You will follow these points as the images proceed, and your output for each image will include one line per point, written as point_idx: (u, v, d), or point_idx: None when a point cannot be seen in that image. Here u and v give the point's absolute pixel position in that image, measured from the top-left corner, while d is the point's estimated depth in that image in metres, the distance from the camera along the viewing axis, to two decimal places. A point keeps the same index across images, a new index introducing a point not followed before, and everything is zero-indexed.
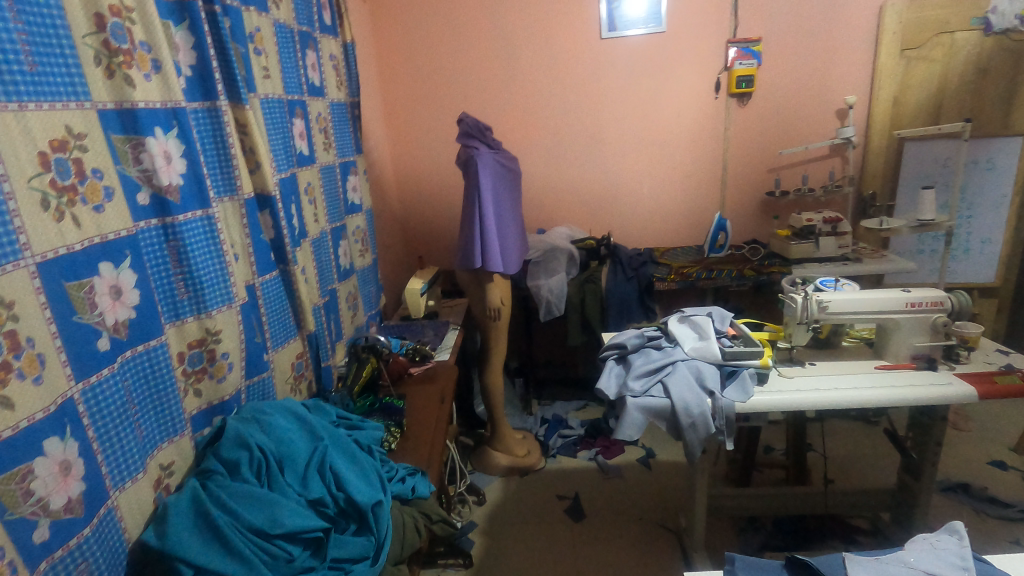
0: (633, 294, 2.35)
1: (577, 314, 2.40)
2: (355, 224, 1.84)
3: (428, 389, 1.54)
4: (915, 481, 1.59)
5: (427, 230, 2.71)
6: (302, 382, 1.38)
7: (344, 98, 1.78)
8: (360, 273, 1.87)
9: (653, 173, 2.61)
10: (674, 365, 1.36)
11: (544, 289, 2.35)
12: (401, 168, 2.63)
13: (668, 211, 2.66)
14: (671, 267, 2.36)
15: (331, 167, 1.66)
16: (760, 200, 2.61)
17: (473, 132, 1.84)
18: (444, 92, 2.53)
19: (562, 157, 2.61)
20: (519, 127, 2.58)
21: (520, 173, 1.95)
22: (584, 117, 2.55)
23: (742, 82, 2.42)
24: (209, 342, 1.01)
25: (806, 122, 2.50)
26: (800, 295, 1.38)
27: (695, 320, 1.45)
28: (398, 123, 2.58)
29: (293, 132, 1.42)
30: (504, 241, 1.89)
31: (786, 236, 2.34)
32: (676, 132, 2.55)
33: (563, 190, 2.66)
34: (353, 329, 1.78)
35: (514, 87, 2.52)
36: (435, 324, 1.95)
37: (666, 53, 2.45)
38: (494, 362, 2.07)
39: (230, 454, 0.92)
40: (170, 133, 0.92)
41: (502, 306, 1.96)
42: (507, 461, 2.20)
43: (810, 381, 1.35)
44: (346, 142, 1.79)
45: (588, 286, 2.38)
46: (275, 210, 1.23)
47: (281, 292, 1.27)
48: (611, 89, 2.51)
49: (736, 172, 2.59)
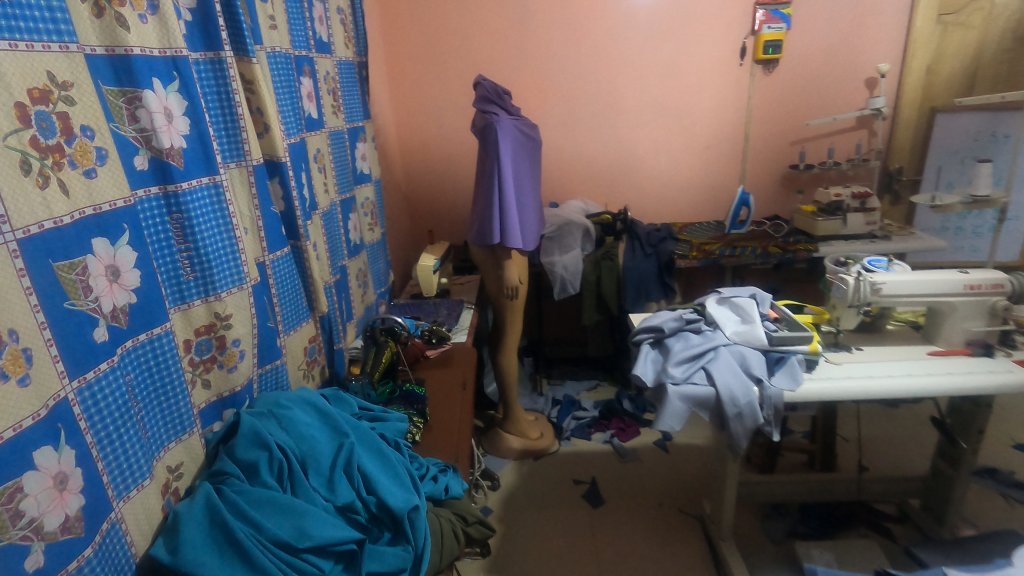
0: (652, 272, 2.23)
1: (593, 292, 2.30)
2: (363, 195, 1.71)
3: (447, 374, 1.45)
4: (953, 469, 1.54)
5: (434, 203, 2.57)
6: (315, 369, 1.27)
7: (352, 57, 1.64)
8: (369, 249, 1.75)
9: (671, 145, 2.49)
10: (715, 350, 1.27)
11: (558, 266, 2.26)
12: (406, 136, 2.49)
13: (686, 185, 2.55)
14: (691, 244, 2.25)
15: (339, 132, 1.52)
16: (782, 174, 2.50)
17: (492, 97, 1.70)
18: (452, 54, 2.37)
19: (577, 126, 2.47)
20: (531, 93, 2.43)
21: (540, 142, 1.81)
22: (600, 83, 2.41)
23: (769, 48, 2.29)
24: (218, 328, 0.90)
25: (833, 92, 2.38)
26: (852, 277, 1.29)
27: (736, 302, 1.36)
28: (403, 88, 2.42)
29: (301, 92, 1.28)
30: (523, 216, 1.77)
31: (812, 212, 2.24)
32: (698, 101, 2.42)
33: (577, 162, 2.53)
34: (363, 308, 1.66)
35: (527, 50, 2.36)
36: (449, 303, 1.83)
37: (689, 16, 2.31)
38: (508, 341, 1.98)
39: (247, 455, 0.83)
40: (171, 87, 0.78)
41: (519, 285, 1.84)
42: (520, 445, 2.13)
43: (859, 369, 1.26)
44: (355, 106, 1.65)
45: (604, 263, 2.28)
46: (285, 178, 1.10)
47: (293, 270, 1.16)
48: (631, 54, 2.37)
49: (759, 145, 2.47)
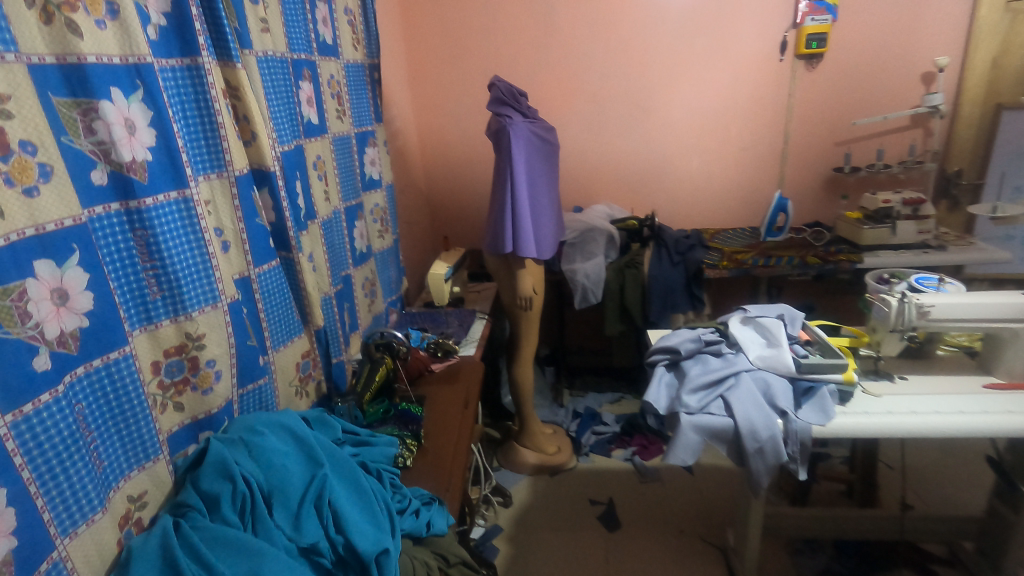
0: (679, 281, 2.10)
1: (616, 301, 2.19)
2: (373, 201, 1.66)
3: (449, 391, 1.39)
4: (1013, 512, 1.37)
5: (454, 207, 2.52)
6: (309, 384, 1.23)
7: (361, 59, 1.59)
8: (378, 257, 1.70)
9: (703, 146, 2.35)
10: (736, 376, 1.16)
11: (580, 273, 2.15)
12: (427, 139, 2.44)
13: (720, 188, 2.40)
14: (723, 252, 2.12)
15: (345, 138, 1.48)
16: (826, 177, 2.33)
17: (507, 99, 1.62)
18: (474, 54, 2.30)
19: (603, 127, 2.37)
20: (555, 93, 2.34)
21: (558, 146, 1.72)
22: (628, 82, 2.29)
23: (813, 41, 2.12)
24: (189, 349, 0.85)
25: (884, 89, 2.19)
26: (895, 297, 1.15)
27: (762, 322, 1.24)
28: (424, 89, 2.37)
29: (299, 97, 1.23)
30: (538, 223, 1.69)
31: (857, 219, 2.07)
32: (733, 99, 2.28)
33: (603, 164, 2.42)
34: (369, 318, 1.62)
35: (551, 48, 2.27)
36: (460, 313, 1.79)
37: (725, 9, 2.17)
38: (524, 352, 1.90)
39: (211, 486, 0.78)
40: (134, 96, 0.74)
41: (534, 295, 1.76)
42: (536, 460, 2.05)
43: (902, 402, 1.12)
44: (364, 110, 1.60)
45: (628, 271, 2.17)
46: (274, 188, 1.06)
47: (284, 283, 1.12)
48: (661, 51, 2.25)
49: (800, 146, 2.30)
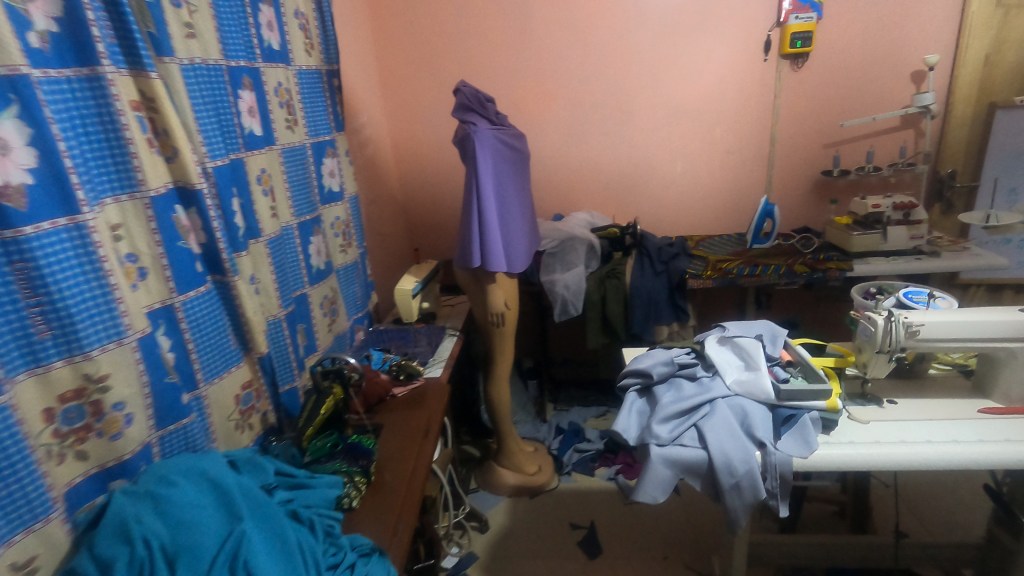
0: (662, 292, 2.01)
1: (597, 313, 2.10)
2: (333, 215, 1.58)
3: (408, 417, 1.30)
4: (1014, 540, 1.28)
5: (431, 216, 2.43)
6: (252, 417, 1.14)
7: (317, 65, 1.50)
8: (340, 273, 1.61)
9: (687, 150, 2.27)
10: (712, 403, 1.07)
11: (559, 284, 2.07)
12: (401, 146, 2.35)
13: (705, 193, 2.32)
14: (707, 260, 2.03)
15: (298, 149, 1.39)
16: (814, 180, 2.24)
17: (472, 105, 1.54)
18: (447, 57, 2.22)
19: (583, 132, 2.28)
20: (533, 98, 2.25)
21: (528, 154, 1.64)
22: (607, 85, 2.21)
23: (797, 40, 2.04)
24: (91, 392, 0.77)
25: (873, 88, 2.11)
26: (882, 315, 1.06)
27: (739, 343, 1.15)
28: (396, 95, 2.28)
29: (238, 107, 1.14)
30: (508, 235, 1.60)
31: (847, 224, 1.98)
32: (717, 102, 2.19)
33: (584, 171, 2.34)
34: (330, 339, 1.53)
35: (527, 50, 2.19)
36: (429, 330, 1.70)
37: (705, 8, 2.09)
38: (498, 369, 1.81)
39: (105, 550, 0.70)
40: (6, 113, 0.66)
41: (507, 311, 1.67)
42: (515, 480, 1.95)
43: (890, 430, 1.03)
44: (321, 119, 1.51)
45: (609, 281, 2.08)
46: (202, 208, 0.97)
47: (217, 309, 1.04)
48: (641, 52, 2.16)
49: (787, 149, 2.22)
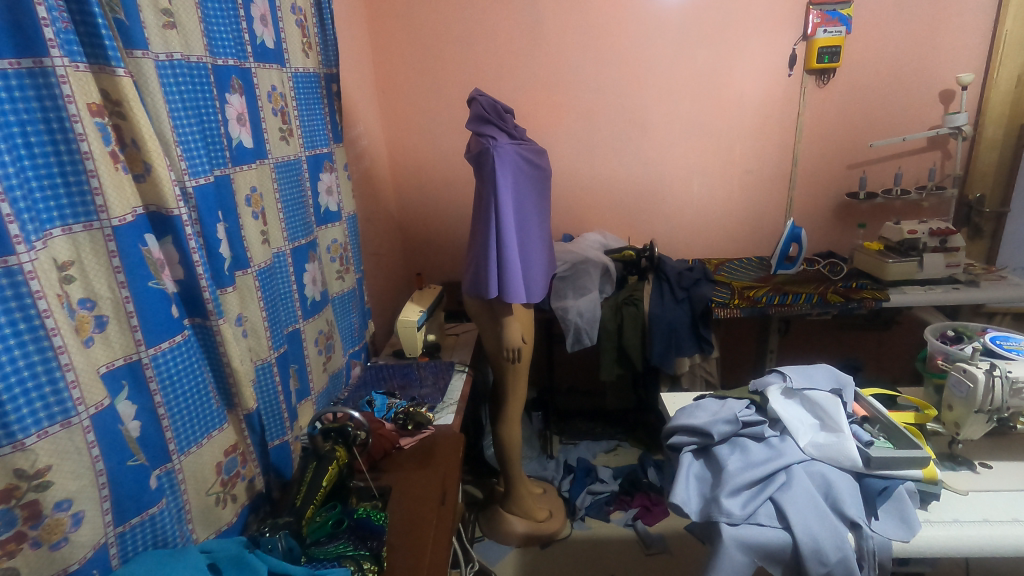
0: (684, 321, 1.86)
1: (613, 343, 1.95)
2: (329, 237, 1.39)
3: (420, 478, 1.12)
4: None
5: (430, 234, 2.25)
6: (236, 487, 0.94)
7: (315, 68, 1.32)
8: (335, 302, 1.43)
9: (705, 168, 2.14)
10: (788, 471, 0.91)
11: (572, 311, 1.90)
12: (398, 158, 2.17)
13: (722, 214, 2.19)
14: (732, 287, 1.89)
15: (293, 163, 1.20)
16: (837, 202, 2.13)
17: (489, 116, 1.37)
18: (451, 64, 2.06)
19: (595, 147, 2.13)
20: (542, 110, 2.10)
21: (549, 171, 1.47)
22: (622, 98, 2.07)
23: (825, 55, 1.93)
24: (25, 491, 0.58)
25: (900, 107, 2.01)
26: (982, 371, 0.93)
27: (809, 397, 1.00)
28: (394, 103, 2.11)
29: (224, 114, 0.96)
30: (526, 261, 1.43)
31: (878, 250, 1.86)
32: (738, 118, 2.07)
33: (595, 188, 2.19)
34: (325, 380, 1.34)
35: (538, 59, 2.04)
36: (435, 367, 1.52)
37: (729, 18, 1.96)
38: (509, 409, 1.63)
39: None
40: None
41: (523, 346, 1.49)
42: (525, 528, 1.77)
43: (996, 505, 0.88)
44: (319, 129, 1.33)
45: (626, 309, 1.92)
46: (179, 236, 0.79)
47: (198, 358, 0.84)
48: (659, 63, 2.03)
49: (810, 169, 2.10)
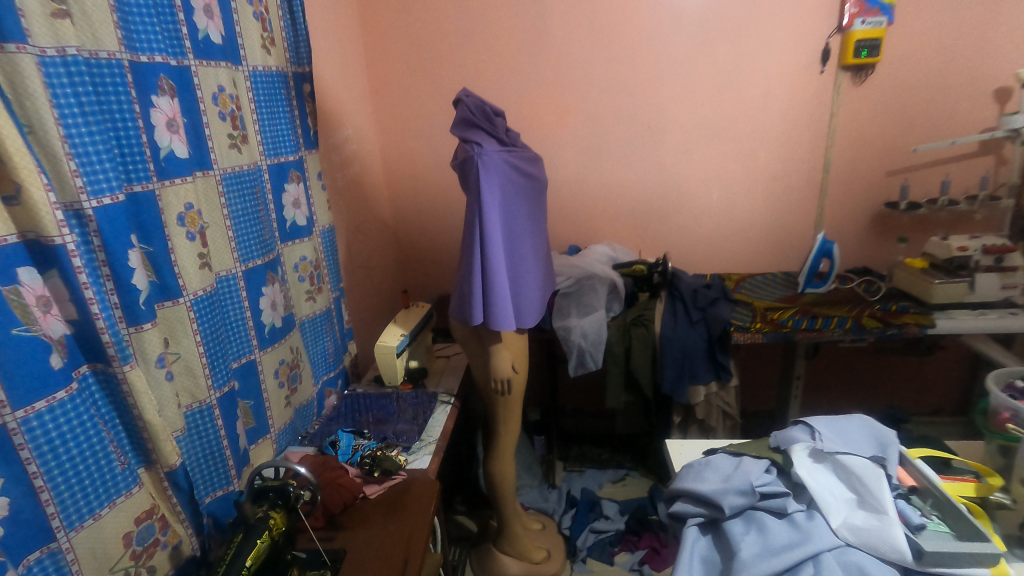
0: (699, 345, 1.68)
1: (620, 368, 1.77)
2: (297, 254, 1.25)
3: (382, 536, 0.97)
4: None
5: (427, 244, 2.11)
6: (155, 557, 0.80)
7: (279, 65, 1.18)
8: (304, 326, 1.29)
9: (725, 175, 1.95)
10: (816, 559, 0.73)
11: (575, 332, 1.73)
12: (393, 164, 2.03)
13: (744, 225, 1.99)
14: (754, 308, 1.70)
15: (248, 173, 1.06)
16: (874, 213, 1.92)
17: (476, 120, 1.21)
18: (448, 62, 1.90)
19: (604, 152, 1.96)
20: (547, 111, 1.93)
21: (545, 181, 1.31)
22: (635, 98, 1.89)
23: (862, 49, 1.72)
24: None
25: (948, 107, 1.79)
26: None
27: (843, 462, 0.82)
28: (388, 105, 1.97)
29: (149, 120, 0.82)
30: (517, 283, 1.27)
31: (923, 269, 1.65)
32: (763, 120, 1.88)
33: (604, 196, 2.01)
34: (288, 415, 1.20)
35: (542, 56, 1.87)
36: (417, 398, 1.37)
37: (754, 9, 1.77)
38: (500, 443, 1.46)
39: None
40: None
41: (514, 377, 1.33)
42: (519, 570, 1.60)
43: None
44: (283, 134, 1.19)
45: (635, 330, 1.74)
46: (66, 268, 0.66)
47: (91, 413, 0.71)
48: (675, 60, 1.85)
49: (843, 176, 1.90)
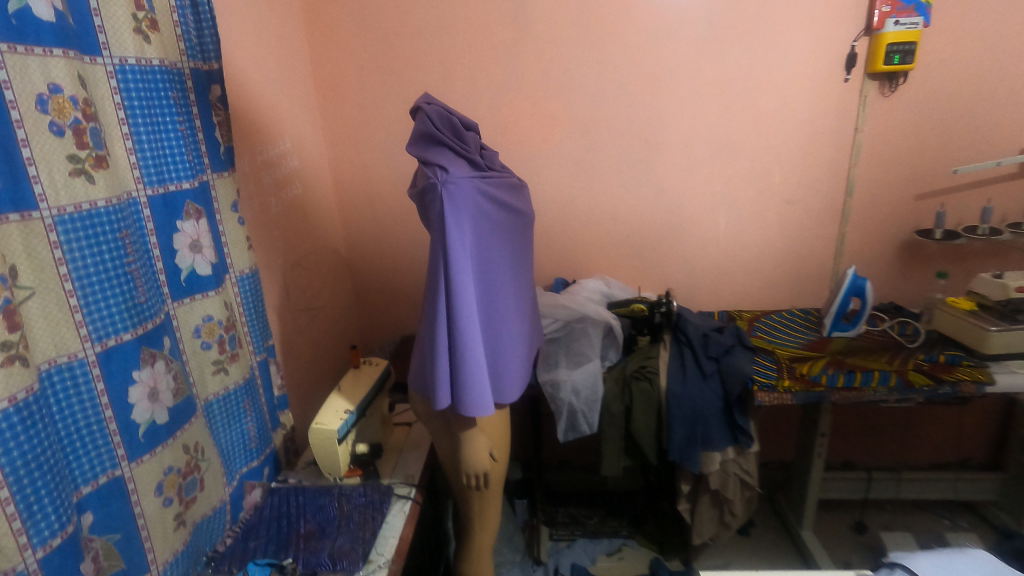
0: (713, 404, 1.39)
1: (618, 430, 1.47)
2: (199, 315, 0.92)
3: None
4: None
5: (388, 277, 1.79)
6: None
7: (165, 58, 0.85)
8: (211, 410, 0.95)
9: (734, 197, 1.69)
10: None
11: (565, 388, 1.44)
12: (346, 182, 1.71)
13: (755, 256, 1.74)
14: (778, 359, 1.42)
15: (109, 209, 0.73)
16: (901, 243, 1.69)
17: (442, 137, 0.91)
18: (411, 63, 1.60)
19: (595, 170, 1.68)
20: (528, 122, 1.65)
21: (532, 216, 1.02)
22: (631, 108, 1.62)
23: (894, 54, 1.48)
24: None
25: (988, 123, 1.56)
26: None
27: None
28: (340, 113, 1.65)
29: None
30: (496, 348, 0.97)
31: (970, 311, 1.41)
32: (778, 136, 1.63)
33: (594, 222, 1.74)
34: (183, 540, 0.87)
35: (521, 57, 1.59)
36: (366, 496, 1.06)
37: (769, 5, 1.51)
38: (472, 546, 1.14)
39: None
40: None
41: (492, 468, 1.03)
42: None
43: None
44: (173, 153, 0.86)
45: (636, 385, 1.45)
46: None
47: None
48: (678, 65, 1.58)
49: (867, 200, 1.67)
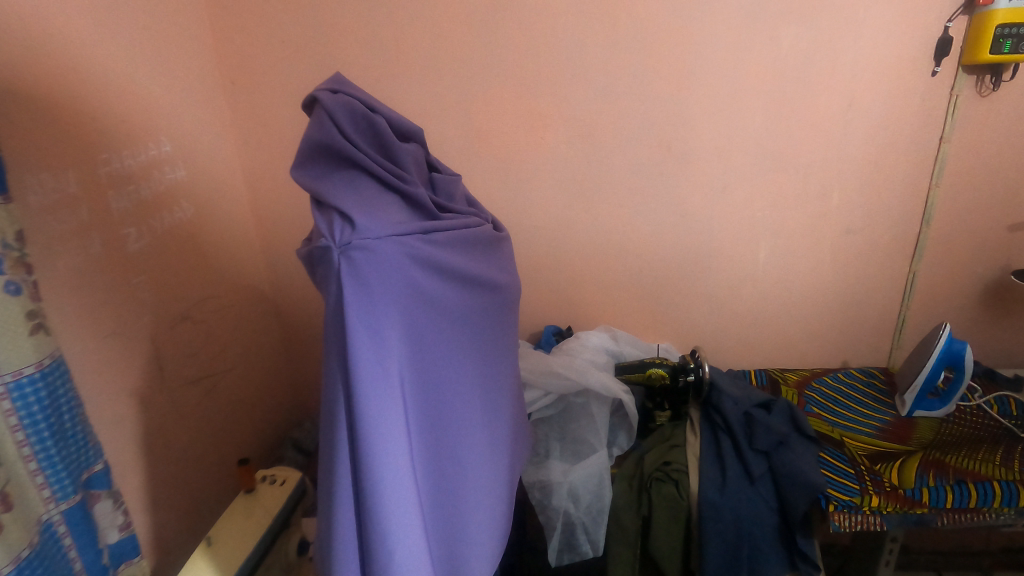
0: (765, 522, 1.00)
1: (631, 549, 1.06)
2: None
3: None
4: None
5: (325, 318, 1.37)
6: None
7: None
8: None
9: (776, 225, 1.31)
10: None
11: (559, 493, 1.03)
12: (267, 197, 1.27)
13: (798, 298, 1.37)
14: (852, 455, 1.04)
15: None
16: (984, 286, 1.32)
17: (345, 157, 0.50)
18: (351, 38, 1.17)
19: (600, 187, 1.28)
20: (511, 122, 1.23)
21: (509, 284, 0.63)
22: (648, 104, 1.21)
23: (1004, 40, 1.09)
24: None
25: None
26: None
27: None
28: (256, 106, 1.22)
29: None
30: (449, 509, 0.59)
31: None
32: (839, 145, 1.24)
33: (596, 252, 1.34)
34: None
35: (501, 33, 1.16)
36: None
37: None
38: None
39: None
40: None
41: None
42: None
43: None
44: None
45: (656, 488, 1.05)
46: None
47: None
48: (713, 49, 1.17)
49: (947, 232, 1.29)
